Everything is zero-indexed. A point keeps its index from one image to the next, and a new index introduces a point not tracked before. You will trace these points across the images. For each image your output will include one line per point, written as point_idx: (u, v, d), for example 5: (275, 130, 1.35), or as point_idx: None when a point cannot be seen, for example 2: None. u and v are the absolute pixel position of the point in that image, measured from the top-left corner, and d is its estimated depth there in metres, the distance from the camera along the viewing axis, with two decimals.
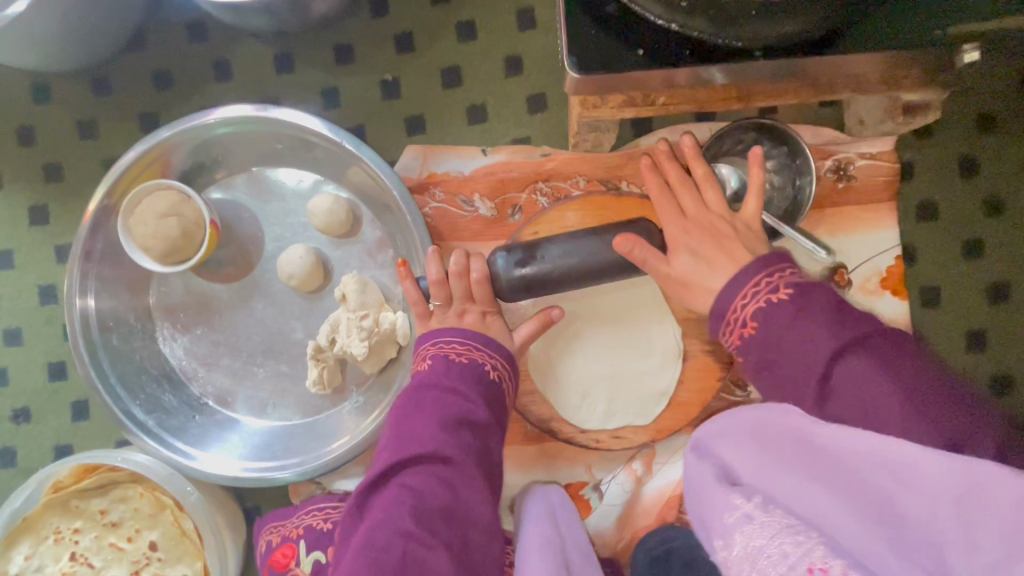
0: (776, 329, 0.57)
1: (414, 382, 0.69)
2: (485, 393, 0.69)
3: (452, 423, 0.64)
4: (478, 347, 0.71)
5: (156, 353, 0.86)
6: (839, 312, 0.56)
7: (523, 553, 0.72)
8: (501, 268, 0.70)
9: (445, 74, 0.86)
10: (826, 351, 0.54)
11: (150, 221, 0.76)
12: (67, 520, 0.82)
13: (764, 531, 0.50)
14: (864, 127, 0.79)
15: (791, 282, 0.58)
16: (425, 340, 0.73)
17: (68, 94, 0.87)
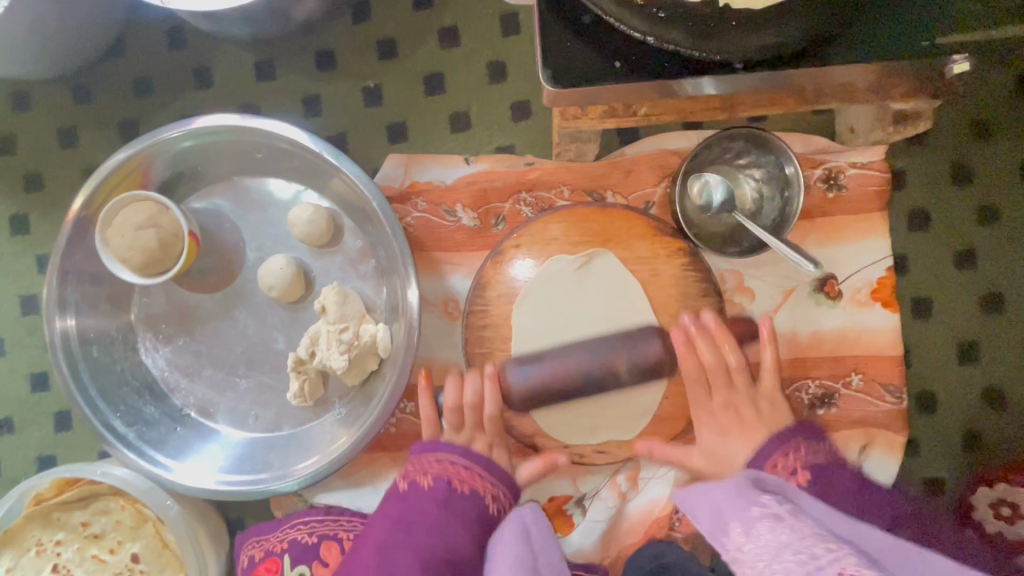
0: (838, 505, 0.62)
1: (407, 508, 0.68)
2: (479, 532, 0.68)
3: (436, 568, 0.64)
4: (481, 475, 0.71)
5: (138, 364, 0.86)
6: (862, 496, 0.63)
7: (490, 574, 0.64)
8: (517, 275, 0.76)
9: (427, 82, 0.85)
10: (881, 522, 0.62)
11: (128, 234, 0.76)
12: (49, 532, 0.81)
13: (794, 531, 0.51)
14: (855, 135, 0.78)
15: (809, 466, 0.65)
16: (431, 452, 0.73)
17: (48, 103, 0.87)
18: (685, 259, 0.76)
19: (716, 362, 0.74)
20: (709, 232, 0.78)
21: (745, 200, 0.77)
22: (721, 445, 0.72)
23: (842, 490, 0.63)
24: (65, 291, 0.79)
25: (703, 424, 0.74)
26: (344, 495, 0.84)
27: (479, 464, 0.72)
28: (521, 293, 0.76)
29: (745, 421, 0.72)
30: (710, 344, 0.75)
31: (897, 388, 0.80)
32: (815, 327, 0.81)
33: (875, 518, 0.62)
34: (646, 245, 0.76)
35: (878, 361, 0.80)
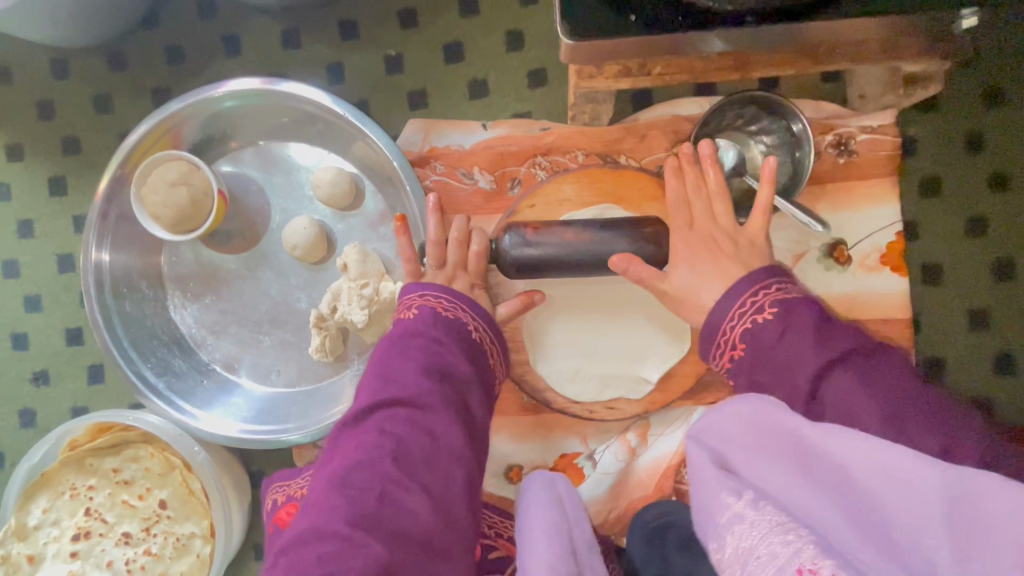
0: (764, 351, 0.58)
1: (396, 331, 0.67)
2: (469, 348, 0.67)
3: (435, 370, 0.62)
4: (460, 307, 0.70)
5: (167, 319, 0.89)
6: (822, 328, 0.56)
7: (527, 536, 0.70)
8: (507, 244, 0.70)
9: (447, 50, 0.88)
10: (810, 371, 0.55)
11: (161, 190, 0.79)
12: (83, 477, 0.85)
13: (755, 531, 0.53)
14: (866, 100, 0.79)
15: (776, 300, 0.59)
16: (414, 292, 0.72)
17: (85, 70, 0.91)
18: None
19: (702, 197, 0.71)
20: None
21: (756, 162, 0.80)
22: None
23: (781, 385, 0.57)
24: (103, 250, 0.84)
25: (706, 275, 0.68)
26: None
27: (465, 304, 0.71)
28: (514, 263, 0.70)
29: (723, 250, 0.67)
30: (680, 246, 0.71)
31: (906, 349, 0.81)
32: (824, 292, 0.82)
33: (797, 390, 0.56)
34: (657, 207, 0.79)
35: (887, 325, 0.81)
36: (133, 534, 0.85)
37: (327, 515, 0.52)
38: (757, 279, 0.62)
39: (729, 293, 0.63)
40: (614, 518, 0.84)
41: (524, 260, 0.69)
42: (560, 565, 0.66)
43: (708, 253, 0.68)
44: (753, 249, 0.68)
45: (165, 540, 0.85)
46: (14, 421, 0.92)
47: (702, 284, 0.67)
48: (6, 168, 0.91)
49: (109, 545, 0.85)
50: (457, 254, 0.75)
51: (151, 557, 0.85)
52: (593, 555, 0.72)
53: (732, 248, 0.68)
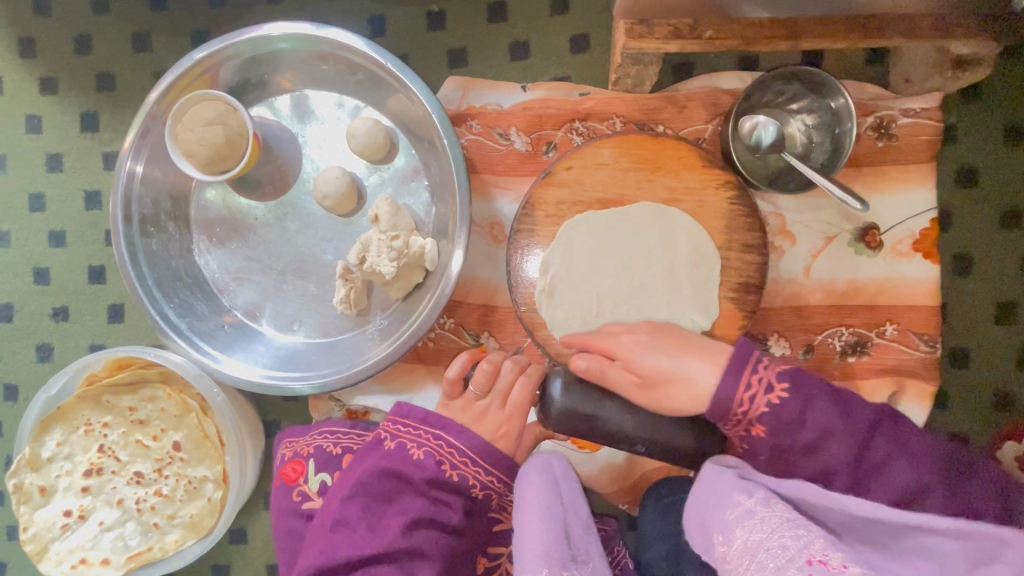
0: (778, 430, 0.57)
1: (395, 467, 0.67)
2: (472, 501, 0.69)
3: (422, 527, 0.65)
4: (474, 462, 0.69)
5: (192, 263, 0.89)
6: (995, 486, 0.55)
7: (519, 516, 0.68)
8: (554, 394, 0.66)
9: (491, 9, 0.87)
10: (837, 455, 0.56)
11: (197, 128, 0.79)
12: (98, 414, 0.85)
13: (764, 524, 0.52)
14: (908, 85, 0.81)
15: (781, 374, 0.58)
16: (431, 424, 0.70)
17: (125, 7, 0.90)
18: (731, 193, 0.78)
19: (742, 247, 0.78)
20: (753, 170, 0.79)
21: (794, 141, 0.79)
22: None
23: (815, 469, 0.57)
24: (139, 163, 0.83)
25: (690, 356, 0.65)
26: (381, 400, 0.86)
27: (470, 446, 0.69)
28: (557, 415, 0.66)
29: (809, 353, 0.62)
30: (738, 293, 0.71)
31: (932, 338, 0.80)
32: (853, 276, 0.82)
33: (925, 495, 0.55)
34: (695, 176, 0.78)
35: (914, 312, 0.81)
36: (145, 474, 0.85)
37: None
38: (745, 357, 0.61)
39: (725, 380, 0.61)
40: (629, 487, 0.84)
41: (572, 410, 0.65)
42: (554, 552, 0.63)
43: (670, 346, 0.67)
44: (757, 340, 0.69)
45: (177, 482, 0.85)
46: (30, 355, 0.92)
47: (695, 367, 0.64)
48: (39, 101, 0.91)
49: (120, 483, 0.85)
50: (507, 382, 0.75)
51: (162, 498, 0.85)
52: (589, 537, 0.69)
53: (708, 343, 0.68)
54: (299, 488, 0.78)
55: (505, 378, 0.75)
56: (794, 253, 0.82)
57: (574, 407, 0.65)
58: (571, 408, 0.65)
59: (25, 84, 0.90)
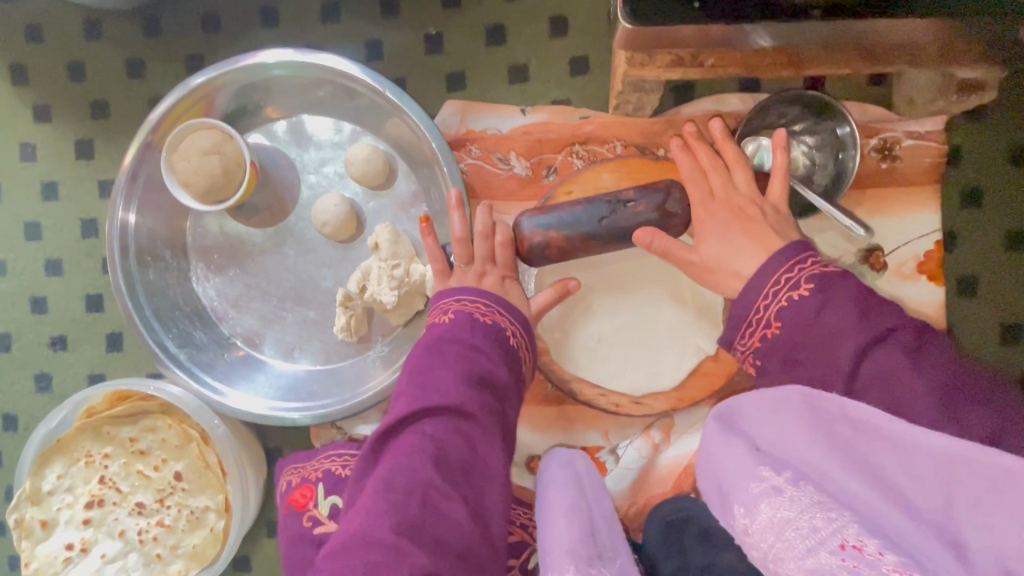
0: (800, 328, 0.56)
1: (432, 338, 0.68)
2: (508, 359, 0.69)
3: (476, 379, 0.64)
4: (501, 312, 0.71)
5: (190, 291, 0.88)
6: (866, 312, 0.54)
7: (549, 515, 0.73)
8: (533, 255, 0.73)
9: (489, 32, 0.86)
10: (854, 347, 0.53)
11: (193, 158, 0.78)
12: (98, 445, 0.85)
13: (795, 505, 0.53)
14: (914, 106, 0.78)
15: (811, 276, 0.57)
16: (449, 296, 0.73)
17: (117, 32, 0.89)
18: None
19: (713, 162, 0.71)
20: None
21: (797, 164, 0.77)
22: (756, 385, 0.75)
23: (822, 360, 0.55)
24: (130, 213, 0.82)
25: (710, 236, 0.68)
26: None
27: (496, 305, 0.72)
28: (543, 264, 0.73)
29: (750, 218, 0.67)
30: (706, 150, 0.72)
31: None
32: None
33: (837, 367, 0.54)
34: None
35: None
36: (147, 504, 0.85)
37: (375, 521, 0.54)
38: (790, 255, 0.60)
39: (769, 259, 0.61)
40: (634, 513, 0.84)
41: (541, 228, 0.71)
42: (580, 549, 0.68)
43: (734, 219, 0.67)
44: (780, 218, 0.68)
45: (179, 512, 0.85)
46: (29, 385, 0.91)
47: (731, 244, 0.66)
48: (33, 129, 0.90)
49: (122, 514, 0.84)
50: (485, 247, 0.75)
51: (164, 529, 0.84)
52: (614, 533, 0.74)
53: (759, 213, 0.67)
54: (309, 513, 0.78)
55: (482, 245, 0.75)
56: None
57: (540, 228, 0.71)
58: (539, 230, 0.71)
59: (18, 112, 0.89)
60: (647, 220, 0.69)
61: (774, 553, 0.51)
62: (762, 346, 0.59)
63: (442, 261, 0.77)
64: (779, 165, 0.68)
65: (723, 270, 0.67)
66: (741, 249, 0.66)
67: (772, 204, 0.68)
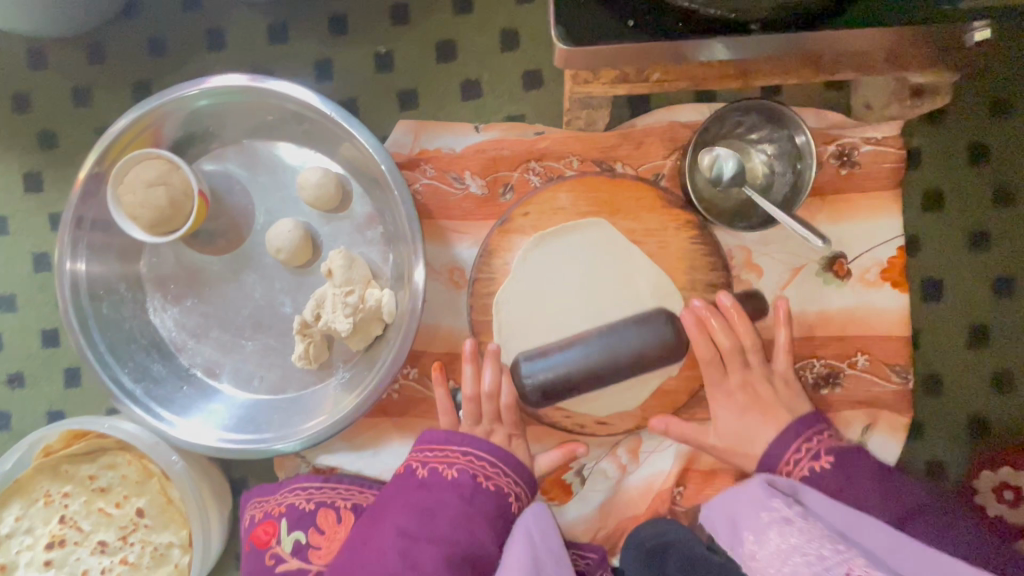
0: (822, 488, 0.68)
1: (428, 483, 0.69)
2: (498, 528, 0.68)
3: (455, 560, 0.63)
4: (505, 473, 0.72)
5: (146, 323, 0.86)
6: (886, 483, 0.67)
7: (500, 574, 0.63)
8: (524, 374, 0.73)
9: (440, 48, 0.85)
10: (889, 520, 0.64)
11: (138, 191, 0.76)
12: (57, 484, 0.83)
13: (802, 534, 0.58)
14: (871, 111, 0.78)
15: (831, 450, 0.70)
16: (457, 443, 0.72)
17: (62, 61, 0.87)
18: (693, 232, 0.77)
19: (732, 343, 0.75)
20: (718, 205, 0.76)
21: (756, 173, 0.76)
22: (740, 413, 0.75)
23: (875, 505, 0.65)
24: (78, 263, 0.81)
25: (721, 404, 0.75)
26: (345, 458, 0.84)
27: (502, 462, 0.72)
28: (535, 389, 0.72)
29: (765, 401, 0.74)
30: (723, 326, 0.75)
31: (904, 368, 0.79)
32: (822, 307, 0.79)
33: (894, 504, 0.65)
34: (655, 216, 0.77)
35: (886, 342, 0.79)
36: (109, 542, 0.83)
37: None
38: (800, 432, 0.72)
39: (780, 440, 0.72)
40: (603, 538, 0.82)
41: (540, 387, 0.72)
42: None
43: (750, 403, 0.74)
44: (787, 388, 0.76)
45: (143, 549, 0.83)
46: None
47: (744, 424, 0.74)
48: None
49: (84, 553, 0.83)
50: (490, 409, 0.75)
51: (128, 567, 0.82)
52: (562, 570, 0.66)
53: (772, 395, 0.75)
54: (272, 551, 0.76)
55: (487, 407, 0.75)
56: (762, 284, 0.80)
57: (544, 386, 0.72)
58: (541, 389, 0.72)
59: None
60: (648, 344, 0.72)
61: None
62: (796, 500, 0.71)
63: (450, 417, 0.77)
64: (781, 343, 0.76)
65: (743, 452, 0.75)
66: (760, 429, 0.74)
67: (780, 376, 0.76)
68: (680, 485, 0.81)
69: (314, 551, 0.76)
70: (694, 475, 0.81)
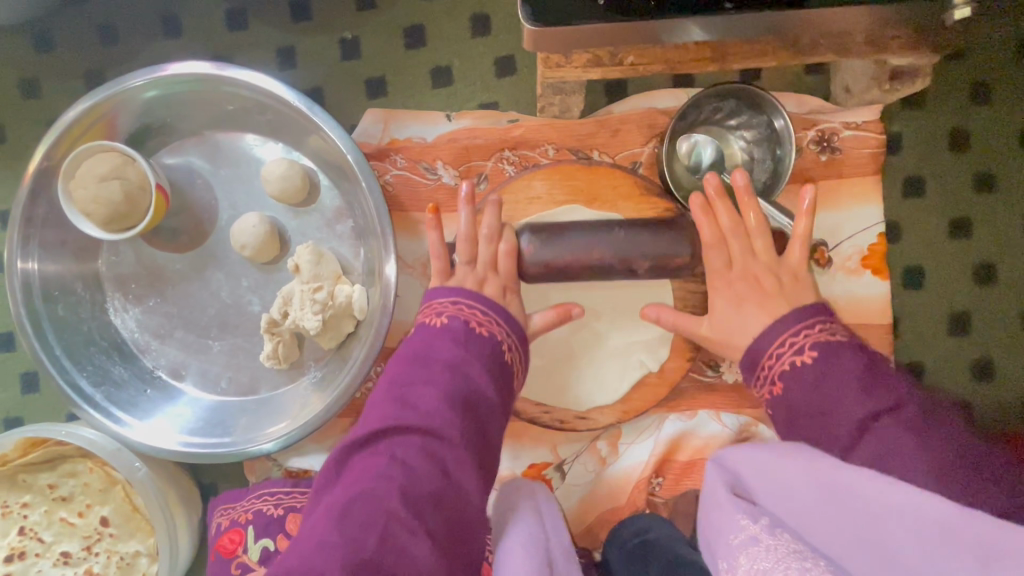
0: (803, 393, 0.56)
1: (422, 343, 0.61)
2: (498, 373, 0.61)
3: (459, 402, 0.55)
4: (498, 321, 0.65)
5: (106, 324, 0.83)
6: (866, 388, 0.54)
7: (504, 548, 0.62)
8: (524, 244, 0.68)
9: (408, 34, 0.82)
10: (852, 420, 0.53)
11: (90, 185, 0.72)
12: (16, 494, 0.80)
13: (771, 554, 0.46)
14: (849, 95, 0.76)
15: (816, 342, 0.58)
16: (444, 296, 0.66)
17: (9, 51, 0.83)
18: (672, 220, 0.74)
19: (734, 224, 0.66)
20: (698, 194, 0.75)
21: (734, 160, 0.74)
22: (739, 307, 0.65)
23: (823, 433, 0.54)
24: (30, 263, 0.77)
25: (720, 294, 0.67)
26: (318, 459, 0.81)
27: (493, 309, 0.66)
28: (535, 262, 0.68)
29: (765, 291, 0.65)
30: (727, 208, 0.67)
31: (885, 356, 0.78)
32: None
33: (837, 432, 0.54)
34: (632, 206, 0.75)
35: (867, 330, 0.78)
36: (73, 554, 0.80)
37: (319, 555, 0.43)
38: (805, 315, 0.61)
39: (776, 324, 0.61)
40: (583, 532, 0.81)
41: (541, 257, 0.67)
42: None
43: (752, 294, 0.65)
44: (797, 281, 0.66)
45: (108, 559, 0.80)
46: None
47: (744, 317, 0.64)
48: None
49: (46, 566, 0.79)
50: (488, 253, 0.69)
51: None
52: (571, 566, 0.63)
53: (776, 286, 0.65)
54: (239, 560, 0.73)
55: (485, 248, 0.69)
56: None
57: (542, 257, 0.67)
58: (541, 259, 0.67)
59: None
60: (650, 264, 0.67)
61: None
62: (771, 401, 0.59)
63: (443, 259, 0.69)
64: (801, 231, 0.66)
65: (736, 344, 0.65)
66: (754, 319, 0.64)
67: (789, 270, 0.66)
68: (661, 478, 0.80)
69: (283, 558, 0.73)
70: (676, 468, 0.80)
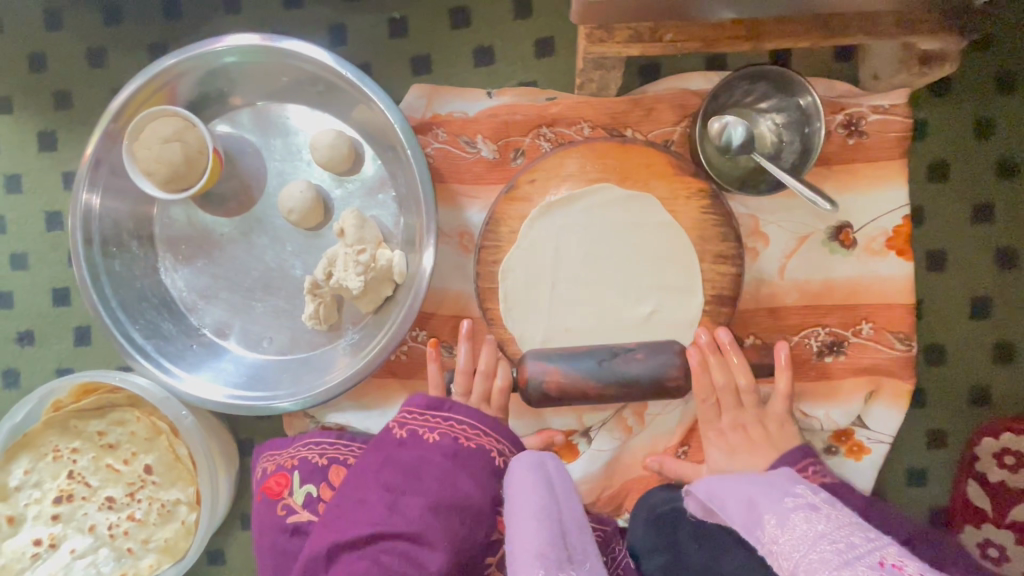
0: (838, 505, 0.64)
1: (413, 449, 0.67)
2: (488, 480, 0.67)
3: (443, 509, 0.62)
4: (487, 432, 0.70)
5: (157, 282, 0.87)
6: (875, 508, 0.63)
7: (512, 521, 0.61)
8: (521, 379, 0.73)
9: (453, 15, 0.86)
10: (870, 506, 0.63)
11: (154, 146, 0.77)
12: (66, 440, 0.84)
13: (830, 521, 0.52)
14: (878, 81, 0.80)
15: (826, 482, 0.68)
16: (437, 409, 0.71)
17: (79, 22, 0.88)
18: (703, 202, 0.77)
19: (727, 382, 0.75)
20: (727, 174, 0.76)
21: (764, 140, 0.77)
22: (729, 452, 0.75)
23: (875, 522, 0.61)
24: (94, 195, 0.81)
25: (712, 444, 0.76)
26: (354, 416, 0.85)
27: (494, 431, 0.71)
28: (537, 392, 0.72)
29: (754, 440, 0.74)
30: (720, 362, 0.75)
31: (907, 336, 0.80)
32: (827, 276, 0.80)
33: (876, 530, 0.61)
34: (665, 185, 0.76)
35: (890, 310, 0.80)
36: (117, 499, 0.84)
37: None
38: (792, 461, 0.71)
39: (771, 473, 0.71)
40: (608, 497, 0.83)
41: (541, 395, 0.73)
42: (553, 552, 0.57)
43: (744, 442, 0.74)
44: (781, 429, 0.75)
45: (150, 505, 0.84)
46: None
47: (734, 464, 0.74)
48: None
49: (91, 509, 0.83)
50: (483, 388, 0.76)
51: (135, 523, 0.83)
52: (589, 539, 0.63)
53: (763, 434, 0.75)
54: (284, 501, 0.76)
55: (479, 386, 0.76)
56: (768, 254, 0.81)
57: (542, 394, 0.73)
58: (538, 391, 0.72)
59: None
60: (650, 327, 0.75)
61: (805, 564, 0.48)
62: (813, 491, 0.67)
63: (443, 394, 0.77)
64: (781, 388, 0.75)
65: None
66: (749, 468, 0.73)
67: (774, 419, 0.75)
68: (685, 446, 0.82)
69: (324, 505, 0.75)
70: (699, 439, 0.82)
